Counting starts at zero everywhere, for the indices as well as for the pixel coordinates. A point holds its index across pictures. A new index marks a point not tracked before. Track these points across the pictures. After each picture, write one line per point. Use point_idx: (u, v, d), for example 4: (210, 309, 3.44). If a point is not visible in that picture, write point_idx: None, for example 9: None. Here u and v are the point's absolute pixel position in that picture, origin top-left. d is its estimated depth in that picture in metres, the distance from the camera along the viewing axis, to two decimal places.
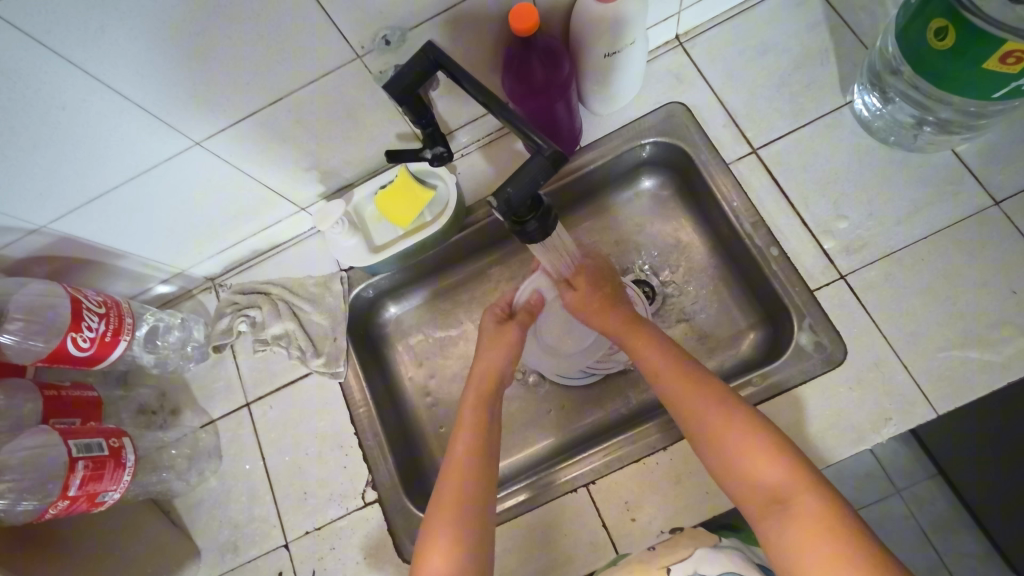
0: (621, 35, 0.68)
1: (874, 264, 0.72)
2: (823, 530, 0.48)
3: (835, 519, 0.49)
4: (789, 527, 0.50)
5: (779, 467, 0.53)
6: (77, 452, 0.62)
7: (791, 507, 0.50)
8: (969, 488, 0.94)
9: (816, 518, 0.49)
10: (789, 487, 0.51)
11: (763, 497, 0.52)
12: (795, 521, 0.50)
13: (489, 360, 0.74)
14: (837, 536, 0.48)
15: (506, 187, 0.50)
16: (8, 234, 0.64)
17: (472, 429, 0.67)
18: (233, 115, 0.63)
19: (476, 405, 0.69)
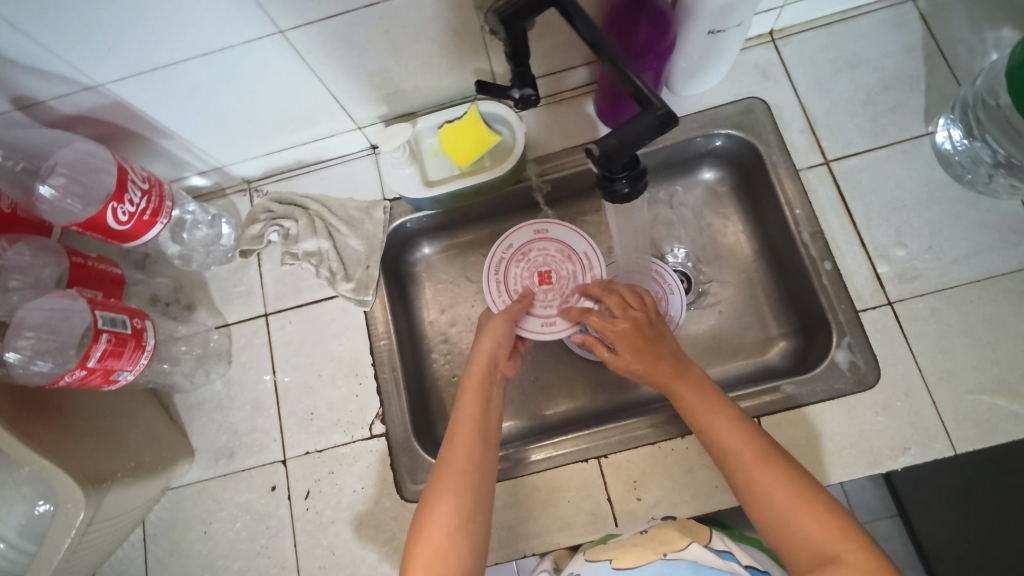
0: (732, 15, 0.65)
1: (924, 296, 0.72)
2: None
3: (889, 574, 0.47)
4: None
5: (825, 525, 0.50)
6: (102, 324, 0.58)
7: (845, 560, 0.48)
8: (924, 530, 0.95)
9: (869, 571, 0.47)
10: (834, 543, 0.49)
11: (811, 551, 0.50)
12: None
13: (488, 349, 0.71)
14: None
15: (610, 138, 0.48)
16: (64, 85, 0.60)
17: (469, 422, 0.64)
18: (325, 10, 0.59)
19: (478, 398, 0.66)
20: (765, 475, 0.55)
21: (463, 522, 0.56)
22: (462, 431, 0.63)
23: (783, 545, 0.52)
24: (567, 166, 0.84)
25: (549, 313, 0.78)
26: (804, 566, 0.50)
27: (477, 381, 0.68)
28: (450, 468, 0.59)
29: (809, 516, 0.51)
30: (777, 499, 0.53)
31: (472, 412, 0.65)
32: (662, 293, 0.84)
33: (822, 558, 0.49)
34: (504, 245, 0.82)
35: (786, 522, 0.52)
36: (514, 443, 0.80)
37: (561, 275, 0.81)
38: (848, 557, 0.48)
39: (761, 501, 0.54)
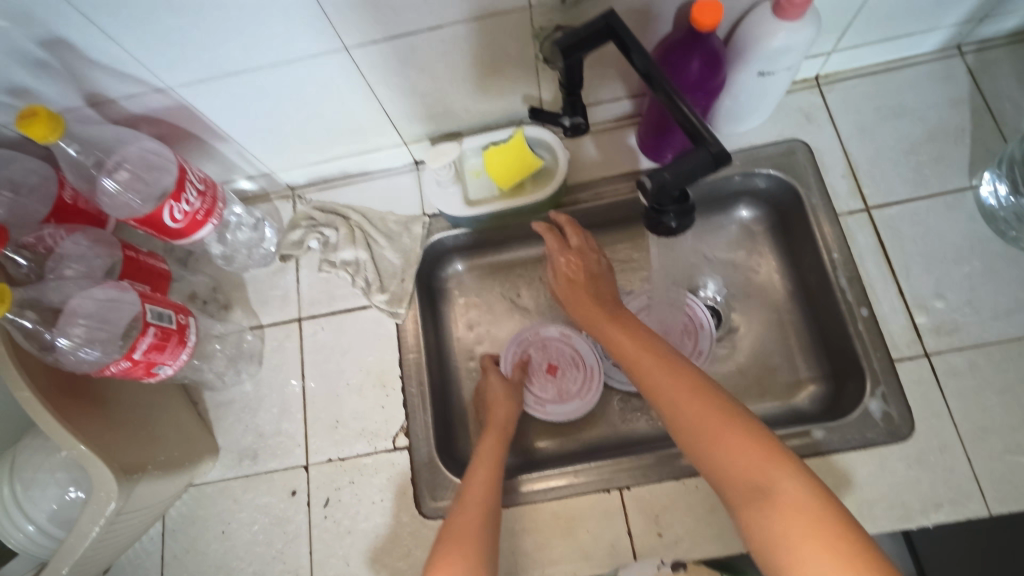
0: (783, 58, 0.67)
1: (962, 350, 0.71)
2: (815, 522, 0.43)
3: (828, 511, 0.43)
4: (773, 519, 0.44)
5: (755, 452, 0.47)
6: (151, 317, 0.59)
7: (777, 497, 0.45)
8: None
9: (803, 507, 0.44)
10: (765, 473, 0.46)
11: (742, 487, 0.47)
12: (777, 508, 0.44)
13: (502, 410, 0.76)
14: (834, 532, 0.42)
15: (664, 172, 0.49)
16: (136, 86, 0.63)
17: (490, 464, 0.67)
18: (390, 31, 0.62)
19: (496, 446, 0.70)
20: (696, 410, 0.52)
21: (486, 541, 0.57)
22: (484, 468, 0.66)
23: (718, 483, 0.49)
24: (605, 195, 0.85)
25: (540, 401, 0.83)
26: (739, 503, 0.47)
27: (495, 433, 0.72)
28: (478, 500, 0.61)
29: (740, 446, 0.48)
30: (707, 434, 0.50)
31: (493, 455, 0.68)
32: (692, 327, 0.84)
33: (754, 495, 0.46)
34: (530, 329, 0.86)
35: (717, 460, 0.49)
36: (537, 467, 0.80)
37: (566, 375, 0.84)
38: (782, 493, 0.45)
39: (694, 438, 0.51)
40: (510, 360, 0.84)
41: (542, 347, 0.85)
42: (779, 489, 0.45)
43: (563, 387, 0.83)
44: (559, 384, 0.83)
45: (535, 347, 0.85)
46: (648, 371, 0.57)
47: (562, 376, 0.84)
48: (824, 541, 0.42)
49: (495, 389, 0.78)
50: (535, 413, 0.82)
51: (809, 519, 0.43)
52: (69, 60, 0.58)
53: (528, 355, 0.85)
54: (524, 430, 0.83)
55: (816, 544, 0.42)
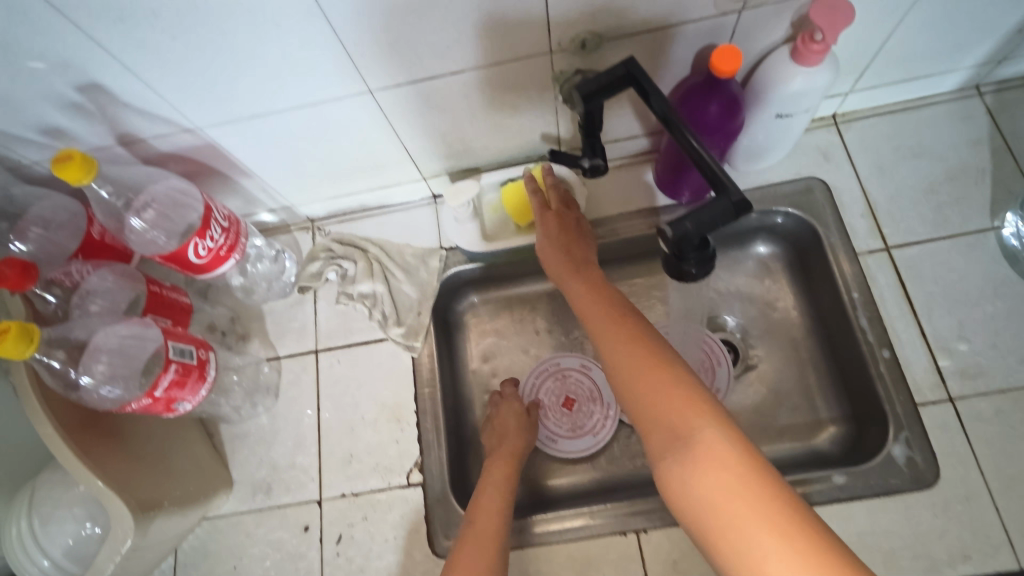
0: (802, 102, 0.67)
1: (987, 396, 0.70)
2: (733, 470, 0.44)
3: (752, 462, 0.44)
4: (690, 471, 0.45)
5: (682, 404, 0.48)
6: (173, 354, 0.60)
7: (696, 445, 0.46)
8: None
9: (723, 455, 0.45)
10: (690, 424, 0.47)
11: (666, 434, 0.48)
12: (696, 461, 0.45)
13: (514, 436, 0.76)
14: (750, 484, 0.43)
15: (685, 221, 0.49)
16: (166, 126, 0.64)
17: (495, 496, 0.68)
18: (413, 75, 0.63)
19: (507, 476, 0.71)
20: (632, 358, 0.52)
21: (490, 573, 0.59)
22: (489, 499, 0.67)
23: (644, 428, 0.50)
24: (622, 231, 0.85)
25: (553, 434, 0.83)
26: (659, 450, 0.48)
27: (505, 461, 0.73)
28: (482, 535, 0.63)
29: (671, 397, 0.49)
30: (639, 381, 0.51)
31: (499, 485, 0.69)
32: (709, 363, 0.83)
33: (676, 443, 0.47)
34: (550, 359, 0.87)
35: (646, 408, 0.50)
36: (551, 505, 0.79)
37: (582, 410, 0.84)
38: (702, 441, 0.46)
39: (627, 385, 0.52)
40: (528, 389, 0.85)
41: (561, 380, 0.86)
42: (699, 436, 0.46)
43: (578, 421, 0.83)
44: (573, 418, 0.84)
45: (553, 380, 0.86)
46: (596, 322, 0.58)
47: (577, 409, 0.84)
48: (741, 492, 0.43)
49: (509, 416, 0.78)
50: (547, 447, 0.82)
51: (728, 468, 0.44)
52: (104, 102, 0.60)
53: (546, 386, 0.86)
54: (538, 466, 0.82)
55: (732, 492, 0.43)
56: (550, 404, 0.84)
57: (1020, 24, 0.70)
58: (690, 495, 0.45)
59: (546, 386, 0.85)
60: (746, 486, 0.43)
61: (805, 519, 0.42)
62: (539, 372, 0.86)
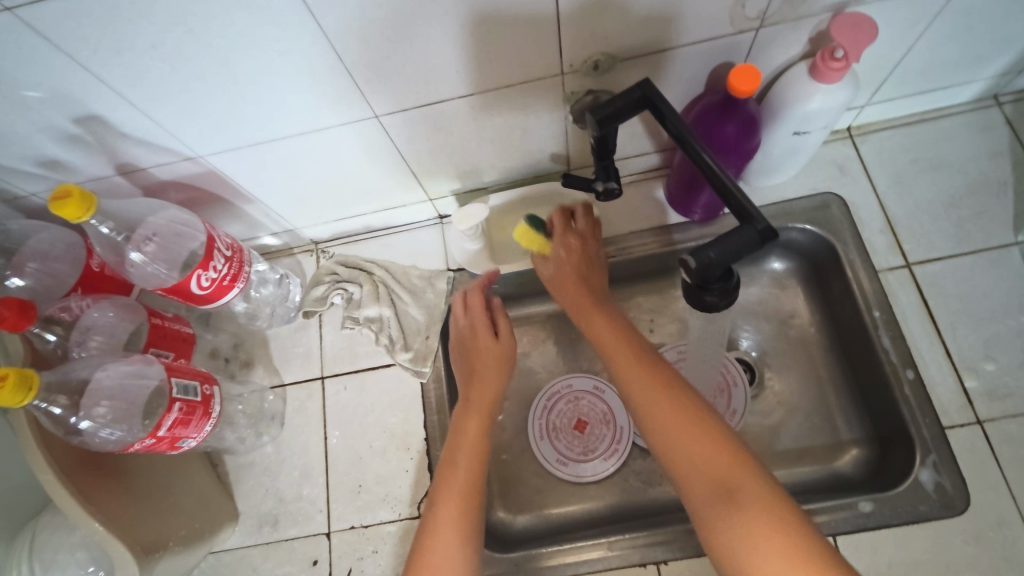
0: (820, 119, 0.65)
1: (1017, 418, 0.68)
2: (779, 532, 0.46)
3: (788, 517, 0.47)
4: (735, 522, 0.48)
5: (722, 457, 0.51)
6: (176, 392, 0.59)
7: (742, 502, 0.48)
8: None
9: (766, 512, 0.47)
10: (733, 477, 0.50)
11: (709, 488, 0.50)
12: (740, 513, 0.48)
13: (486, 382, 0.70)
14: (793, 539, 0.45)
15: (708, 251, 0.47)
16: (167, 155, 0.63)
17: (470, 454, 0.63)
18: (420, 99, 0.61)
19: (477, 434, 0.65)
20: (671, 415, 0.55)
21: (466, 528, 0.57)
22: (463, 455, 0.63)
23: (685, 482, 0.53)
24: (634, 250, 0.82)
25: (563, 455, 0.81)
26: (703, 504, 0.50)
27: (477, 409, 0.68)
28: (458, 493, 0.60)
29: (710, 450, 0.52)
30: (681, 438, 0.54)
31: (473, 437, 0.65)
32: (725, 384, 0.80)
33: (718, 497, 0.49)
34: (563, 381, 0.84)
35: (691, 464, 0.52)
36: (567, 533, 0.76)
37: (594, 434, 0.81)
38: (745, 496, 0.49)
39: (667, 437, 0.55)
40: (538, 409, 0.83)
41: (573, 403, 0.83)
42: (744, 495, 0.48)
43: (588, 444, 0.81)
44: (584, 441, 0.81)
45: (565, 401, 0.83)
46: (629, 373, 0.61)
47: (589, 432, 0.81)
48: (783, 544, 0.45)
49: (483, 351, 0.72)
50: (557, 470, 0.80)
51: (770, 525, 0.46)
52: (102, 134, 0.58)
53: (558, 407, 0.83)
54: (549, 493, 0.79)
55: (775, 545, 0.45)
56: (561, 426, 0.82)
57: None
58: (732, 546, 0.47)
59: (557, 407, 0.83)
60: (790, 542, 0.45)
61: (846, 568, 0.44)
62: (550, 392, 0.84)
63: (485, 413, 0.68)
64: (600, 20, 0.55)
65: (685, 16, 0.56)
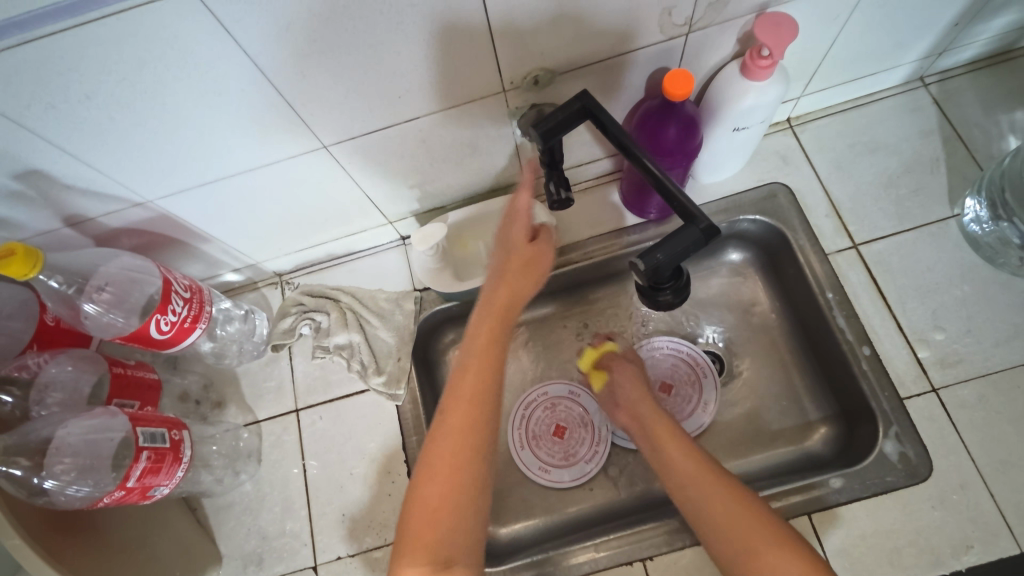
0: (756, 115, 0.68)
1: (968, 382, 0.71)
2: None
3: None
4: None
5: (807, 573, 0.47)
6: (143, 441, 0.59)
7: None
8: None
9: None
10: None
11: None
12: None
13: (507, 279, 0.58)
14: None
15: (656, 254, 0.52)
16: (115, 202, 0.62)
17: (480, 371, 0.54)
18: (369, 126, 0.62)
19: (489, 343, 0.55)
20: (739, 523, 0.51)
21: (460, 503, 0.49)
22: (456, 413, 0.52)
23: None
24: (596, 254, 0.84)
25: (545, 462, 0.81)
26: None
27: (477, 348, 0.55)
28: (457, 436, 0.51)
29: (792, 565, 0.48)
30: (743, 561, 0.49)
31: (473, 390, 0.52)
32: (694, 376, 0.82)
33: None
34: (539, 389, 0.85)
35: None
36: (555, 539, 0.76)
37: (573, 438, 0.82)
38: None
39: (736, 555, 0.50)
40: (517, 417, 0.84)
41: (550, 409, 0.84)
42: None
43: (568, 447, 0.82)
44: (564, 445, 0.82)
45: (542, 408, 0.84)
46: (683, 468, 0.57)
47: (568, 436, 0.82)
48: None
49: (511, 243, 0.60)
50: (539, 478, 0.80)
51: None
52: (45, 187, 0.58)
53: (536, 414, 0.84)
54: (533, 501, 0.80)
55: None
56: (540, 433, 0.83)
57: (954, 18, 0.72)
58: None
59: (535, 415, 0.84)
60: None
61: None
62: (527, 400, 0.84)
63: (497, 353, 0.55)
64: (533, 37, 0.56)
65: (614, 27, 0.58)
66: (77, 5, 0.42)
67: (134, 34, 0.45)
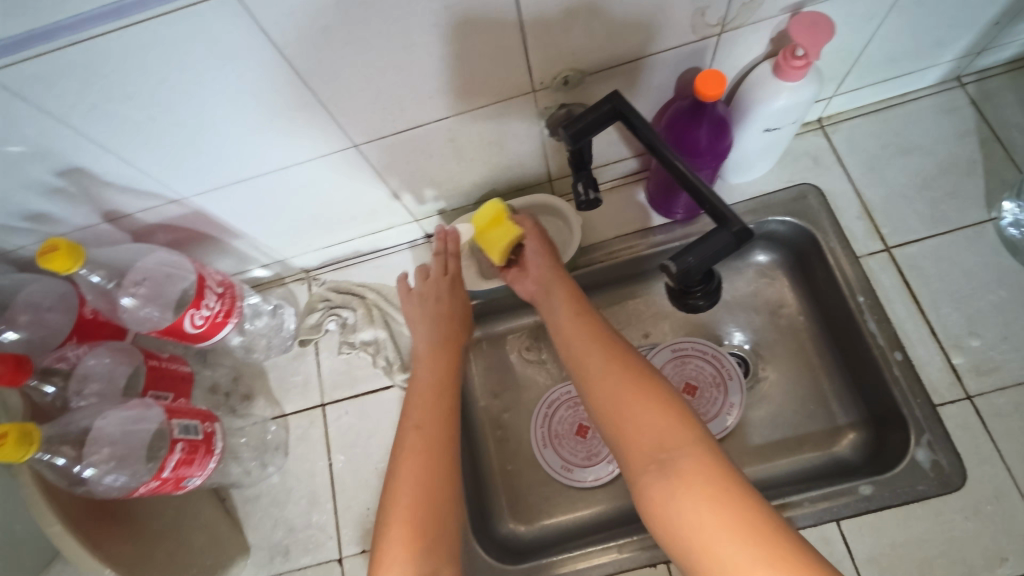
0: (787, 116, 0.67)
1: (1005, 391, 0.69)
2: (708, 490, 0.47)
3: (721, 475, 0.47)
4: (674, 486, 0.48)
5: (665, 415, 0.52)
6: (178, 433, 0.60)
7: (675, 461, 0.49)
8: None
9: (698, 471, 0.48)
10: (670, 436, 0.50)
11: (651, 451, 0.50)
12: (677, 471, 0.48)
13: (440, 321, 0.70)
14: (722, 500, 0.46)
15: (687, 257, 0.51)
16: (151, 199, 0.64)
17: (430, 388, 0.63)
18: (398, 125, 0.62)
19: (441, 372, 0.65)
20: (614, 375, 0.55)
21: (435, 486, 0.56)
22: (421, 429, 0.60)
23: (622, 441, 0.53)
24: (621, 254, 0.83)
25: (568, 460, 0.81)
26: (645, 459, 0.50)
27: (428, 376, 0.65)
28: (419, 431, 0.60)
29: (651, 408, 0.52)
30: (616, 403, 0.53)
31: (428, 401, 0.62)
32: (720, 378, 0.81)
33: (659, 463, 0.49)
34: (561, 388, 0.85)
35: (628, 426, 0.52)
36: (578, 539, 0.76)
37: (596, 437, 0.82)
38: (684, 465, 0.48)
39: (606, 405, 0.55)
40: (539, 415, 0.84)
41: (573, 408, 0.84)
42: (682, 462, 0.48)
43: (591, 445, 0.82)
44: (587, 445, 0.82)
45: (565, 407, 0.84)
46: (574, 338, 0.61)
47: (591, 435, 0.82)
48: (715, 502, 0.46)
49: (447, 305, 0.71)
50: (561, 477, 0.80)
51: (706, 489, 0.47)
52: (86, 184, 0.59)
53: (559, 412, 0.84)
54: (555, 500, 0.80)
55: (694, 500, 0.47)
56: (563, 431, 0.83)
57: (995, 18, 0.70)
58: (670, 509, 0.47)
59: (558, 414, 0.84)
60: (722, 503, 0.46)
61: (767, 518, 0.45)
62: (550, 399, 0.84)
63: (446, 374, 0.65)
64: (563, 38, 0.56)
65: (646, 27, 0.57)
66: (124, 8, 0.43)
67: (176, 37, 0.46)
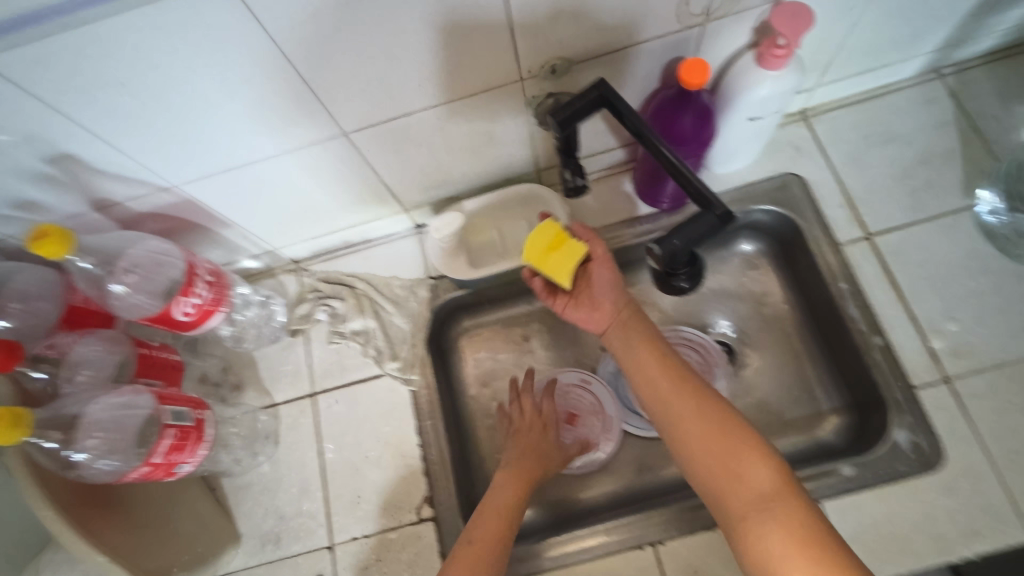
0: (770, 105, 0.68)
1: (981, 373, 0.71)
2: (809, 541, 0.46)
3: (823, 529, 0.47)
4: (771, 535, 0.48)
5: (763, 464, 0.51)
6: (168, 419, 0.61)
7: (779, 514, 0.48)
8: None
9: (800, 525, 0.47)
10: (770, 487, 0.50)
11: (749, 500, 0.50)
12: (779, 521, 0.48)
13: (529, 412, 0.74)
14: (824, 552, 0.46)
15: (673, 240, 0.53)
16: (140, 186, 0.64)
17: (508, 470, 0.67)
18: (388, 114, 0.63)
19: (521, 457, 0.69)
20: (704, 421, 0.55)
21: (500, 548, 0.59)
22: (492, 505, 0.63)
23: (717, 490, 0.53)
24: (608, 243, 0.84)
25: None
26: (743, 509, 0.50)
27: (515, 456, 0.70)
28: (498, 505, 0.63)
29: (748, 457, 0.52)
30: (717, 452, 0.53)
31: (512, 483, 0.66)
32: (706, 364, 0.82)
33: (758, 511, 0.49)
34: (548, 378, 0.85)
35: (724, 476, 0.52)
36: (566, 524, 0.78)
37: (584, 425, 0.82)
38: (781, 515, 0.48)
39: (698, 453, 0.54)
40: None
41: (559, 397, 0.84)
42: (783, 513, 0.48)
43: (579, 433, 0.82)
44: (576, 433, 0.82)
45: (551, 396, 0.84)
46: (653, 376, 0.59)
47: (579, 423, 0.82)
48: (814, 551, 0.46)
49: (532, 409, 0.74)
50: None
51: (803, 538, 0.47)
52: (75, 171, 0.59)
53: None
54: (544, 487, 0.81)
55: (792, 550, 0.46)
56: None
57: (971, 10, 0.72)
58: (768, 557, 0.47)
59: None
60: (816, 551, 0.46)
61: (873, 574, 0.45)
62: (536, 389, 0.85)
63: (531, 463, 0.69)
64: (551, 26, 0.57)
65: (633, 16, 0.58)
66: None
67: (167, 22, 0.46)
